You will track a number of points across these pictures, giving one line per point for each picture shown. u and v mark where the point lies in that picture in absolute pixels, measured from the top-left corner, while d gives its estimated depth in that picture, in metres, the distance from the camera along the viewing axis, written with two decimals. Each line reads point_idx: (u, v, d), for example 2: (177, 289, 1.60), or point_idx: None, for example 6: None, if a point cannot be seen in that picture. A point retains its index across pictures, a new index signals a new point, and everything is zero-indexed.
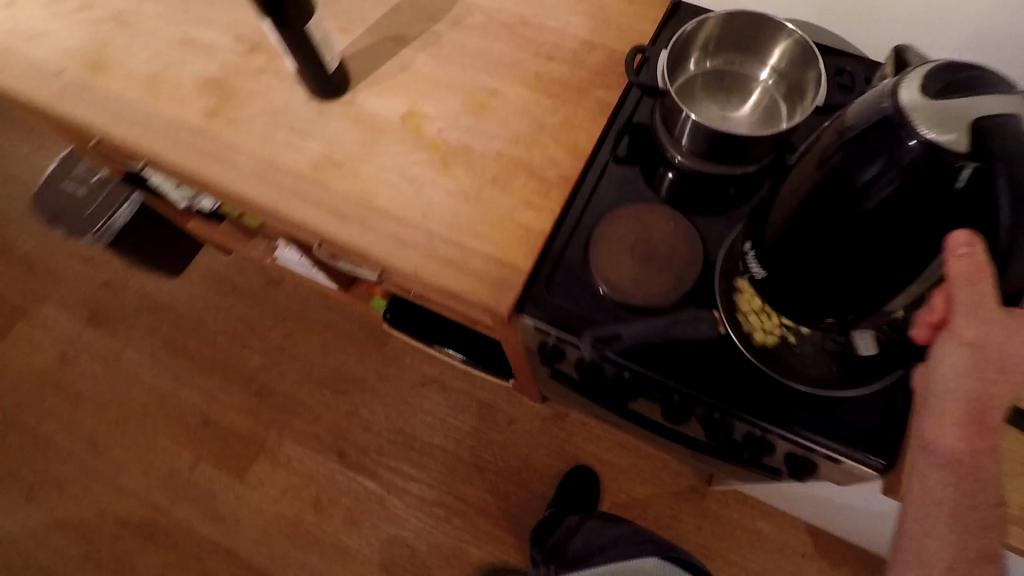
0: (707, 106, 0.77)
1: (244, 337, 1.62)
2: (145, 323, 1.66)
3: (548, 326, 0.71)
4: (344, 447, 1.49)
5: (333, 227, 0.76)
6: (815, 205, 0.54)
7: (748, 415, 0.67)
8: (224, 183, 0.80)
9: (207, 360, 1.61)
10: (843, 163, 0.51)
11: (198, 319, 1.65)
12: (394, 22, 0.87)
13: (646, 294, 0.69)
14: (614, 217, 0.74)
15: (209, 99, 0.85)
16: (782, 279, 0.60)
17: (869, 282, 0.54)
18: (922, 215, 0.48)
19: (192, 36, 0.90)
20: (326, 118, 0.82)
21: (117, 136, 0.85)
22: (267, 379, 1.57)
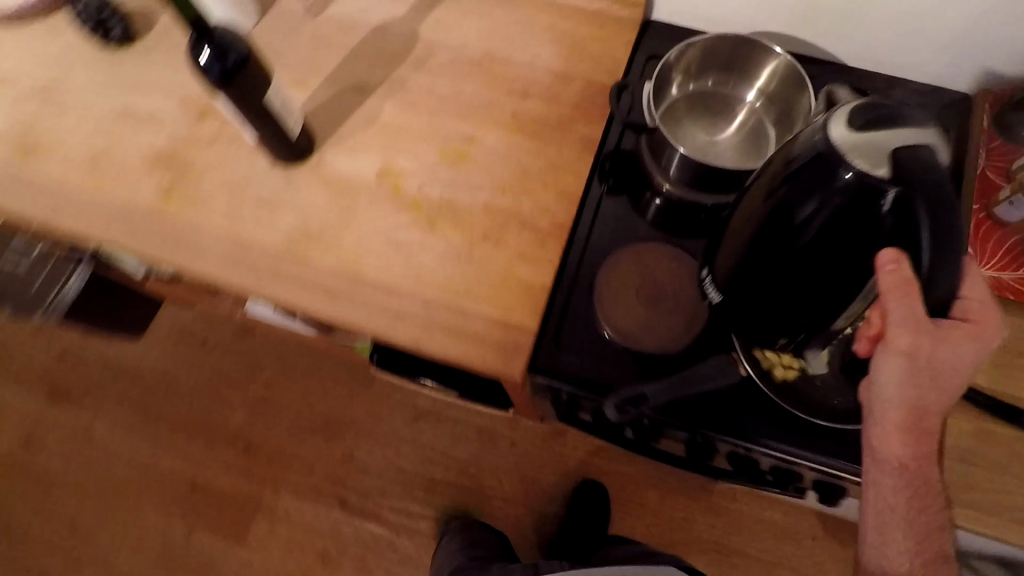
0: (693, 131, 0.75)
1: (222, 393, 1.54)
2: (113, 392, 1.56)
3: (561, 384, 0.68)
4: (345, 494, 1.45)
5: (322, 306, 0.71)
6: (768, 239, 0.54)
7: (775, 449, 0.67)
8: (193, 269, 0.74)
9: (186, 422, 1.53)
10: (788, 198, 0.51)
11: (170, 381, 1.56)
12: (352, 71, 0.82)
13: (659, 339, 0.69)
14: (614, 263, 0.72)
15: (161, 176, 0.78)
16: (743, 309, 0.60)
17: (813, 305, 0.55)
18: (855, 240, 0.49)
19: (130, 107, 0.82)
20: (296, 186, 0.77)
21: (65, 230, 0.77)
22: (253, 434, 1.51)
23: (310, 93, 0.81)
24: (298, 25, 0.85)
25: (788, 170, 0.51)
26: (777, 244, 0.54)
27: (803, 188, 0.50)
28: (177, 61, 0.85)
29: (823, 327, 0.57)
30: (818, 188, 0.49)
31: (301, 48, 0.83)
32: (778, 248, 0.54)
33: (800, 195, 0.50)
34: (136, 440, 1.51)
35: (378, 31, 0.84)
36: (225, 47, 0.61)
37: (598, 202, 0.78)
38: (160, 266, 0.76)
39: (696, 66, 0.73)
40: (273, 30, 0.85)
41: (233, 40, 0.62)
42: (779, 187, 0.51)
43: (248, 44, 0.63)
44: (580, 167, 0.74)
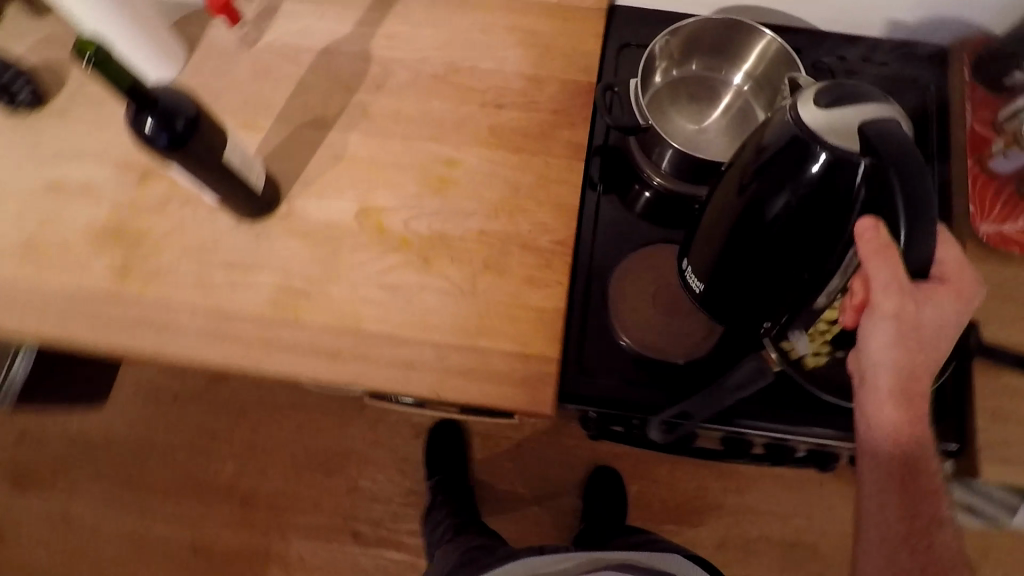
0: (679, 118, 0.72)
1: (206, 447, 1.46)
2: (85, 467, 1.45)
3: (592, 406, 0.66)
4: (357, 526, 1.40)
5: (324, 369, 0.66)
6: (747, 231, 0.55)
7: (810, 433, 0.66)
8: (171, 352, 0.67)
9: (172, 485, 1.44)
10: (759, 189, 0.53)
11: (146, 444, 1.46)
12: (306, 104, 0.74)
13: (684, 347, 0.66)
14: (624, 271, 0.70)
15: (113, 253, 0.70)
16: (729, 299, 0.61)
17: (796, 285, 0.54)
18: (832, 216, 0.49)
19: (59, 180, 0.73)
20: (268, 241, 0.70)
21: (8, 331, 0.68)
22: (248, 483, 1.43)
23: (263, 135, 0.73)
24: (235, 61, 0.77)
25: (753, 163, 0.53)
26: (755, 235, 0.55)
27: (772, 176, 0.51)
28: (102, 119, 0.75)
29: (804, 305, 0.55)
30: (787, 174, 0.50)
31: (243, 87, 0.76)
32: (759, 238, 0.54)
33: (771, 184, 0.51)
34: (121, 513, 1.42)
35: (326, 56, 0.76)
36: (171, 113, 0.53)
37: (593, 206, 0.74)
38: (130, 355, 0.68)
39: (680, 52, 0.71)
40: (208, 70, 0.76)
41: (178, 103, 0.54)
42: (748, 181, 0.52)
43: (195, 104, 0.55)
44: (573, 174, 0.70)
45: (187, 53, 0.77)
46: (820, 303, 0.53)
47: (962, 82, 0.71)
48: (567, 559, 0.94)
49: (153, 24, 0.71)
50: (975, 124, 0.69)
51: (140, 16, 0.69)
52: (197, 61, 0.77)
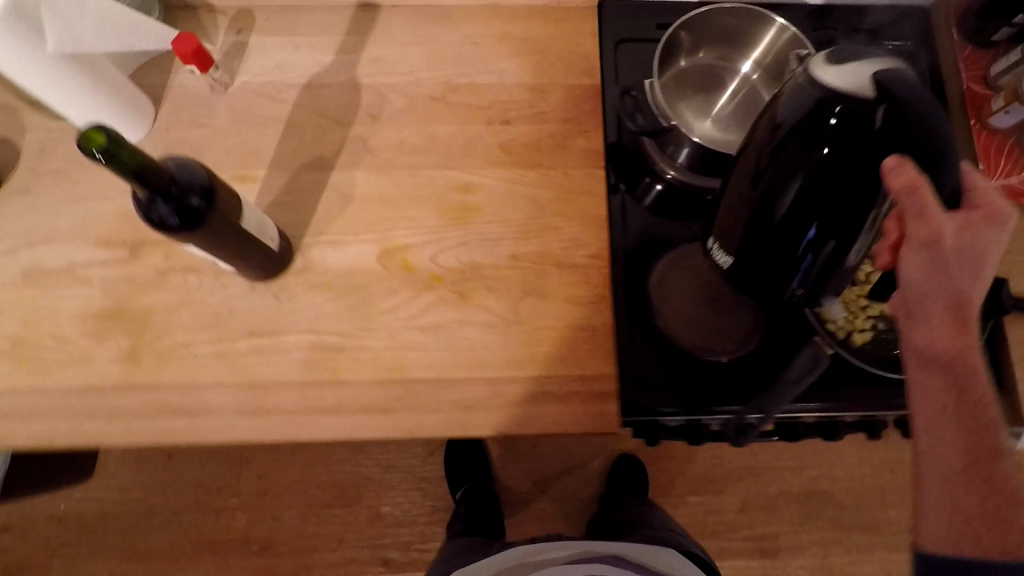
0: (687, 107, 0.72)
1: (212, 503, 1.38)
2: (85, 545, 1.36)
3: (657, 416, 0.66)
4: (386, 553, 1.37)
5: (378, 425, 0.63)
6: (771, 219, 0.50)
7: (864, 405, 0.66)
8: (208, 435, 0.63)
9: (183, 548, 1.37)
10: (779, 173, 0.48)
11: (146, 510, 1.38)
12: (299, 145, 0.69)
13: (737, 342, 0.66)
14: (662, 276, 0.69)
15: (119, 339, 0.64)
16: (752, 286, 0.56)
17: (827, 248, 0.50)
18: (858, 170, 0.46)
19: (38, 267, 0.66)
20: (290, 300, 0.65)
21: (22, 442, 0.62)
22: (264, 531, 1.38)
23: (259, 185, 0.68)
24: (210, 108, 0.70)
25: (768, 146, 0.49)
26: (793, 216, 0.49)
27: (793, 155, 0.47)
28: (71, 192, 0.68)
29: (837, 267, 0.52)
30: (812, 145, 0.46)
31: (225, 135, 0.69)
32: (790, 222, 0.50)
33: (795, 164, 0.47)
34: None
35: (310, 90, 0.71)
36: (186, 191, 0.48)
37: (617, 211, 0.73)
38: (161, 446, 0.63)
39: (689, 42, 0.70)
40: (182, 122, 0.70)
41: (191, 177, 0.48)
42: (764, 169, 0.48)
43: (207, 173, 0.50)
44: (596, 184, 0.68)
45: (154, 105, 0.70)
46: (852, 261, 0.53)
47: (953, 44, 0.74)
48: (560, 548, 0.96)
49: (116, 82, 0.64)
50: (971, 84, 0.73)
51: (102, 77, 0.62)
52: (167, 113, 0.70)
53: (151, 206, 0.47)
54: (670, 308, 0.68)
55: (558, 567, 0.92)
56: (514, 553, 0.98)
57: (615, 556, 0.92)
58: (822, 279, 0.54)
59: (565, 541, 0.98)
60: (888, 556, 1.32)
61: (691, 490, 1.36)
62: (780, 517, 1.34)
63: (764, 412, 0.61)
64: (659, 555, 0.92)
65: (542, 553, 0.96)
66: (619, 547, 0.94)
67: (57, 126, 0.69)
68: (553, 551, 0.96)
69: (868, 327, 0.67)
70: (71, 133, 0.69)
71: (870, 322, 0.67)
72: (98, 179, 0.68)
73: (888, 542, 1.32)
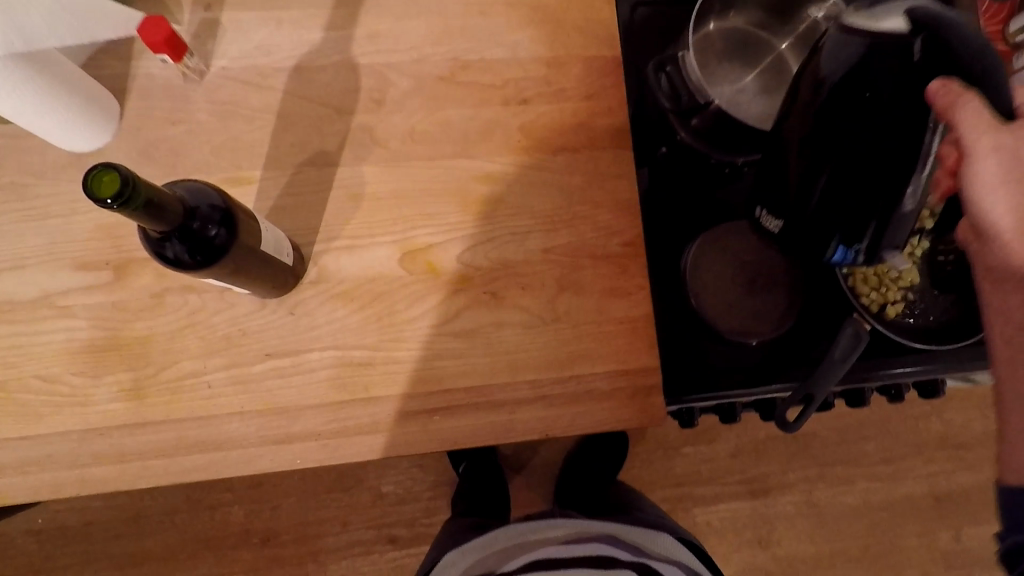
0: (714, 72, 0.69)
1: (204, 499, 1.21)
2: (70, 557, 1.20)
3: (696, 399, 0.74)
4: (393, 530, 1.22)
5: (421, 440, 0.60)
6: (821, 176, 0.51)
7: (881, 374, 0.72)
8: (235, 467, 0.58)
9: (178, 549, 1.21)
10: (823, 129, 0.49)
11: (134, 515, 1.21)
12: (295, 140, 0.62)
13: (772, 322, 0.72)
14: (698, 263, 0.73)
15: (118, 373, 0.58)
16: (807, 240, 0.54)
17: (883, 194, 0.49)
18: (904, 111, 0.46)
19: (11, 299, 0.58)
20: (308, 314, 0.60)
21: (27, 496, 0.56)
22: (267, 521, 1.22)
23: (257, 188, 0.61)
24: (186, 101, 0.61)
25: (812, 104, 0.50)
26: (836, 171, 0.50)
27: (834, 110, 0.48)
28: (35, 210, 0.59)
29: (894, 213, 0.50)
30: (853, 96, 0.47)
31: (209, 132, 0.61)
32: (839, 175, 0.50)
33: (839, 118, 0.48)
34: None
35: (300, 74, 0.63)
36: (205, 222, 0.43)
37: (653, 211, 0.79)
38: (185, 484, 0.58)
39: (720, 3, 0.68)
40: (155, 119, 0.61)
41: (207, 205, 0.43)
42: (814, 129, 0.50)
43: (222, 195, 0.44)
44: (624, 166, 0.64)
45: (120, 102, 0.61)
46: (911, 205, 0.49)
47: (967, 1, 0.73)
48: (557, 526, 0.84)
49: (76, 80, 0.55)
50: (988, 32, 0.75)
51: (60, 75, 0.53)
52: (137, 110, 0.61)
53: (164, 245, 0.41)
54: (706, 291, 0.73)
55: (550, 547, 0.78)
56: (509, 535, 0.84)
57: (612, 535, 0.81)
58: (881, 229, 0.51)
59: (559, 520, 0.86)
60: (867, 487, 1.26)
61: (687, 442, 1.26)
62: (768, 459, 1.26)
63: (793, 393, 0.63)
64: (655, 540, 0.82)
65: (535, 534, 0.83)
66: (613, 528, 0.84)
67: (6, 132, 0.60)
68: (548, 531, 0.83)
69: (899, 298, 0.72)
70: (24, 139, 0.60)
71: (901, 293, 0.72)
72: (64, 192, 0.59)
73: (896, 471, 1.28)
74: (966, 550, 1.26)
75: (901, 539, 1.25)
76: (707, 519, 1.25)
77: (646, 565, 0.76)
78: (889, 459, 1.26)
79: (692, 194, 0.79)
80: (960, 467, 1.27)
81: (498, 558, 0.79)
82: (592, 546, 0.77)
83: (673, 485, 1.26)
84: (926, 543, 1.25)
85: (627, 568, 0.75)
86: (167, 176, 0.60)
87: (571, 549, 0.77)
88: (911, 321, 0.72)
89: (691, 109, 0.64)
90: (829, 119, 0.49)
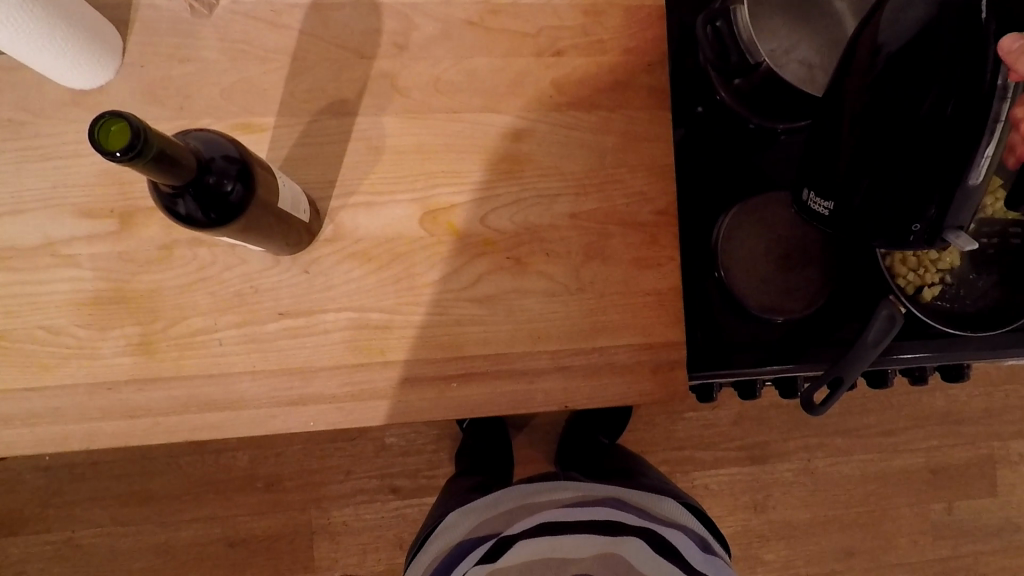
0: (772, 17, 0.63)
1: (209, 443, 1.13)
2: (77, 494, 1.12)
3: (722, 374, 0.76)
4: (396, 480, 1.15)
5: (437, 406, 0.58)
6: (880, 148, 0.48)
7: (903, 355, 0.75)
8: (246, 424, 0.57)
9: (185, 490, 1.13)
10: (879, 101, 0.47)
11: (139, 454, 1.13)
12: (312, 85, 0.57)
13: (803, 299, 0.75)
14: (730, 236, 0.75)
15: (124, 326, 0.55)
16: (859, 218, 0.52)
17: (943, 166, 0.47)
18: (968, 78, 0.44)
19: (9, 245, 0.55)
20: (323, 273, 0.57)
21: (39, 447, 0.55)
22: (269, 465, 1.14)
23: (270, 136, 0.57)
24: (194, 38, 0.57)
25: (868, 72, 0.47)
26: (893, 145, 0.48)
27: (891, 80, 0.46)
28: (33, 150, 0.55)
29: (958, 187, 0.48)
30: (915, 64, 0.45)
31: (218, 73, 0.57)
32: (895, 149, 0.48)
33: (895, 89, 0.46)
34: (130, 537, 1.13)
35: (318, 13, 0.58)
36: (221, 177, 0.40)
37: (690, 184, 0.81)
38: (195, 441, 0.57)
39: None
40: (161, 56, 0.56)
41: (223, 158, 0.40)
42: (869, 99, 0.47)
43: (238, 148, 0.41)
44: (661, 129, 0.60)
45: (122, 36, 0.56)
46: (977, 177, 0.48)
47: None
48: (558, 490, 0.75)
49: (78, 12, 0.51)
50: None
51: (62, 7, 0.49)
52: (140, 46, 0.56)
53: (177, 201, 0.39)
54: (739, 264, 0.75)
55: (554, 511, 0.70)
56: (513, 494, 0.76)
57: (617, 498, 0.73)
58: (943, 203, 0.49)
59: (562, 483, 0.77)
60: (866, 457, 1.21)
61: (690, 405, 1.19)
62: (769, 426, 1.20)
63: (823, 377, 0.64)
64: (660, 504, 0.74)
65: (539, 497, 0.74)
66: (617, 490, 0.75)
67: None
68: (552, 493, 0.74)
69: (936, 281, 0.71)
70: (18, 73, 0.55)
71: (938, 276, 0.71)
72: (64, 131, 0.55)
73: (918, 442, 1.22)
74: (958, 522, 1.22)
75: (893, 508, 1.21)
76: (706, 483, 1.19)
77: (654, 536, 0.67)
78: (891, 432, 1.21)
79: (728, 161, 0.81)
80: (960, 443, 1.22)
81: (500, 521, 0.72)
82: (598, 510, 0.69)
83: (674, 447, 1.19)
84: (917, 514, 1.22)
85: (634, 538, 0.67)
86: (175, 119, 0.56)
87: (576, 513, 0.69)
88: (946, 305, 0.71)
89: (740, 68, 0.62)
90: (886, 90, 0.46)
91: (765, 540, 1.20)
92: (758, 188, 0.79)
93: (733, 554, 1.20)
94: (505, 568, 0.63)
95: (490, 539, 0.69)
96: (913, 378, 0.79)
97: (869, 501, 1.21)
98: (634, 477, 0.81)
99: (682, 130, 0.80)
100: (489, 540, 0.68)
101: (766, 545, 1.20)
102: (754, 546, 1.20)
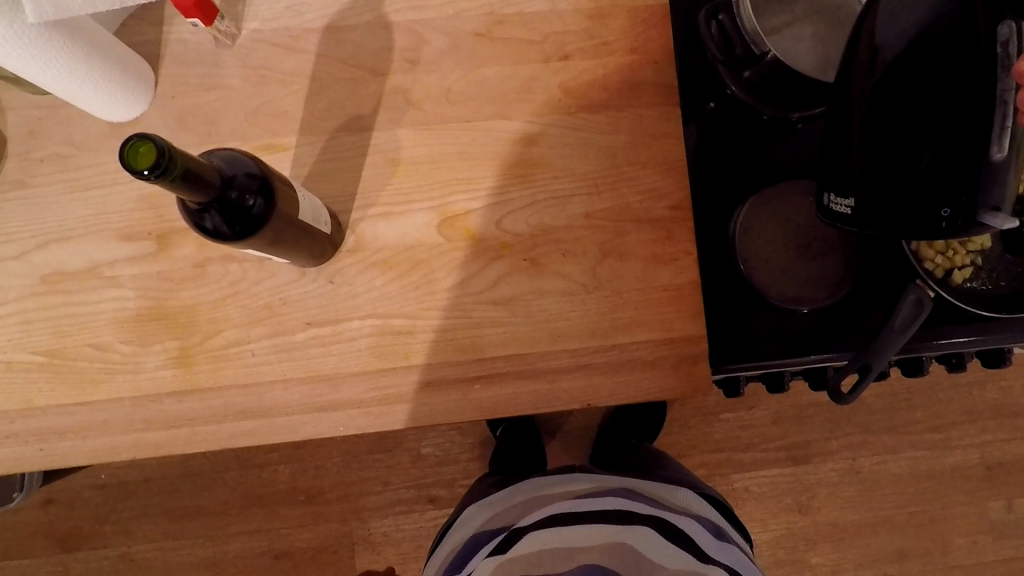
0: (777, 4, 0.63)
1: (252, 458, 1.16)
2: (132, 511, 1.17)
3: (747, 366, 0.78)
4: (434, 489, 1.16)
5: (460, 408, 0.59)
6: (893, 144, 0.48)
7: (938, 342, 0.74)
8: (277, 431, 0.59)
9: (231, 505, 1.17)
10: (881, 101, 0.48)
11: (188, 470, 1.17)
12: (329, 104, 0.60)
13: (827, 289, 0.77)
14: (748, 229, 0.78)
15: (163, 343, 0.59)
16: (886, 212, 0.51)
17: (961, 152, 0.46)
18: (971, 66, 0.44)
19: (61, 270, 0.59)
20: (346, 283, 0.59)
21: (90, 458, 0.59)
22: (310, 476, 1.17)
23: (292, 154, 0.60)
24: (220, 67, 0.60)
25: (871, 73, 0.48)
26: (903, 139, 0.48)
27: (891, 80, 0.47)
28: (79, 180, 0.59)
29: (982, 168, 0.46)
30: (913, 63, 0.45)
31: (242, 99, 0.60)
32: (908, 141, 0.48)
33: (898, 86, 0.47)
34: (182, 550, 1.17)
35: (333, 35, 0.61)
36: (243, 192, 0.42)
37: (708, 183, 0.84)
38: (231, 449, 0.59)
39: None
40: (190, 86, 0.60)
41: (245, 175, 0.43)
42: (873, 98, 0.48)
43: (258, 164, 0.44)
44: (671, 124, 0.61)
45: (155, 70, 0.60)
46: (1002, 151, 0.46)
47: None
48: (574, 481, 0.74)
49: (112, 49, 0.54)
50: None
51: (98, 45, 0.53)
52: (172, 77, 0.60)
53: (203, 216, 0.41)
54: (759, 255, 0.77)
55: (567, 501, 0.70)
56: (529, 486, 0.76)
57: (629, 488, 0.73)
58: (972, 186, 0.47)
59: (576, 473, 0.77)
60: (915, 455, 1.17)
61: (725, 406, 1.17)
62: (809, 424, 1.17)
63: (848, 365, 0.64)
64: (674, 494, 0.73)
65: (554, 487, 0.74)
66: (634, 482, 0.75)
67: (46, 103, 0.60)
68: (565, 484, 0.74)
69: (967, 263, 0.71)
70: (64, 109, 0.60)
71: (969, 258, 0.71)
72: (104, 161, 0.59)
73: (972, 438, 1.16)
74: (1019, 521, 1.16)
75: (947, 508, 1.16)
76: (746, 485, 1.17)
77: (664, 524, 0.66)
78: (941, 428, 1.17)
79: (747, 155, 0.83)
80: (1016, 437, 1.16)
81: (515, 513, 0.72)
82: (610, 501, 0.69)
83: (711, 450, 1.17)
84: (974, 514, 1.16)
85: (643, 526, 0.65)
86: (205, 143, 0.59)
87: (587, 504, 0.69)
88: (977, 287, 0.70)
89: (747, 60, 0.63)
90: (891, 87, 0.47)
91: (812, 543, 1.16)
92: (777, 180, 0.81)
93: (778, 558, 1.16)
94: (513, 558, 0.64)
95: (503, 531, 0.70)
96: (951, 365, 0.77)
97: (921, 501, 1.16)
98: (658, 471, 0.80)
99: (694, 127, 0.82)
100: (501, 533, 0.69)
101: (812, 548, 1.16)
102: (800, 550, 1.16)
